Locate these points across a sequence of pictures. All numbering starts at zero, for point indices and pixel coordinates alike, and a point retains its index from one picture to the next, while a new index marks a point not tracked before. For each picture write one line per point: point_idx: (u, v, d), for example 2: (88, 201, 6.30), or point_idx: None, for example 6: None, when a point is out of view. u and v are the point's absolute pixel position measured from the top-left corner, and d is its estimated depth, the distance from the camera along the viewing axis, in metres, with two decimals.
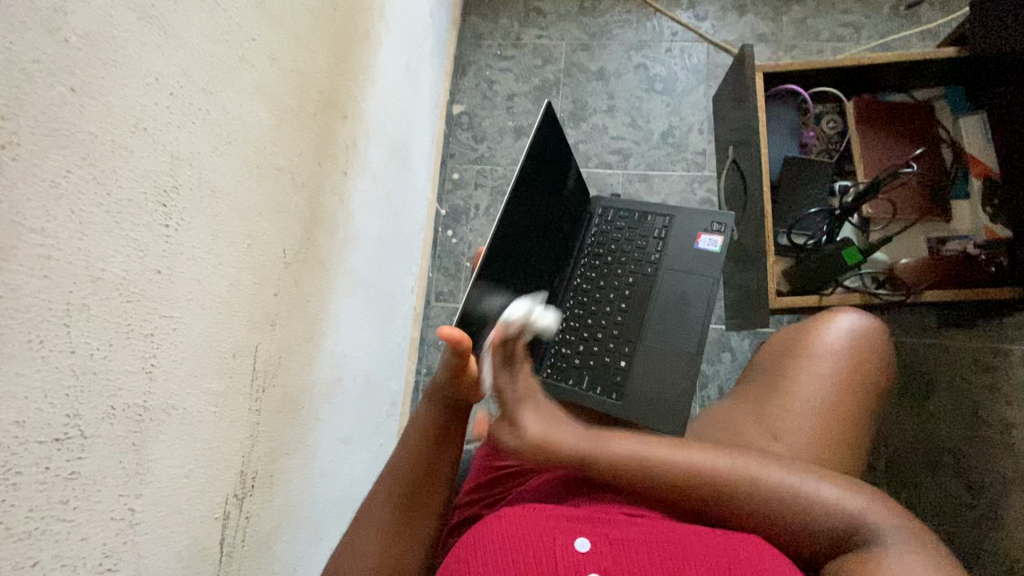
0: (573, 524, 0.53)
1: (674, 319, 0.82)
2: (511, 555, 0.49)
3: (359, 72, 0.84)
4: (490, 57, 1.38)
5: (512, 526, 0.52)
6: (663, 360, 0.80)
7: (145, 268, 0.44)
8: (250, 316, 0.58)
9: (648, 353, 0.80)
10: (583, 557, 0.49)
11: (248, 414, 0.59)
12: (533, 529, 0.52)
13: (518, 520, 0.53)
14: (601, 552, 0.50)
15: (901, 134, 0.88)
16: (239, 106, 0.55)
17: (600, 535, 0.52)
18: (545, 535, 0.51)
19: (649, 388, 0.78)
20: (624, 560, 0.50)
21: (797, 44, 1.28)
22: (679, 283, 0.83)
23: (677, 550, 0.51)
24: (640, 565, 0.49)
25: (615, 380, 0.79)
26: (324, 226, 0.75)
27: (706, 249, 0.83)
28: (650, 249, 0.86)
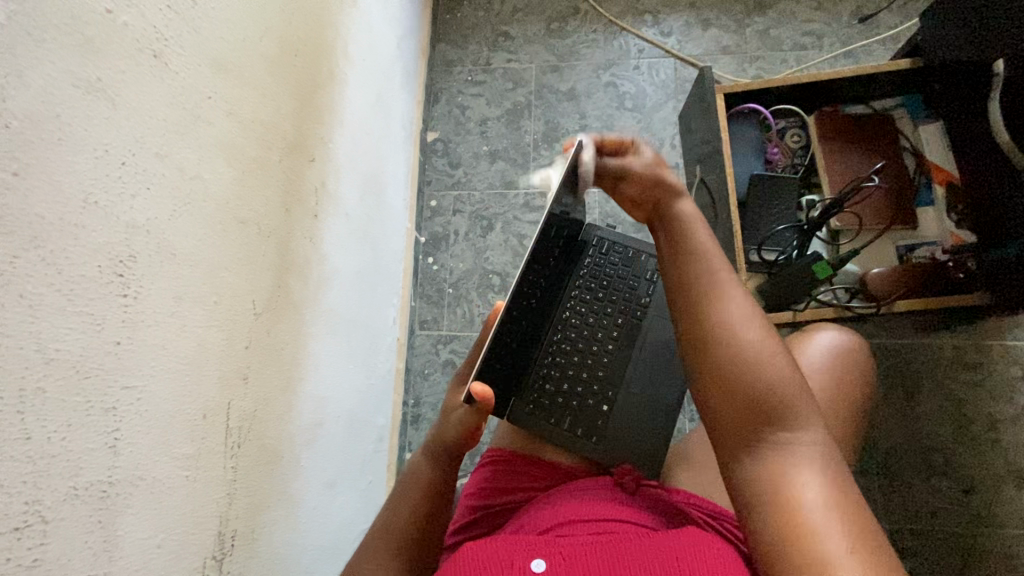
0: (532, 546, 0.53)
1: (659, 366, 0.80)
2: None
3: (326, 113, 0.84)
4: (461, 83, 1.39)
5: (473, 551, 0.53)
6: (644, 406, 0.78)
7: (103, 341, 0.44)
8: (220, 372, 0.58)
9: (631, 399, 0.79)
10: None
11: (224, 472, 0.58)
12: (494, 552, 0.52)
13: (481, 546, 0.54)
14: (557, 573, 0.50)
15: (866, 147, 0.90)
16: (197, 165, 0.55)
17: (557, 555, 0.52)
18: (503, 560, 0.51)
19: (627, 434, 0.76)
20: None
21: (761, 55, 1.30)
22: (664, 327, 0.82)
23: (633, 563, 0.51)
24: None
25: (597, 423, 0.76)
26: (295, 270, 0.74)
27: None
28: (641, 291, 0.84)
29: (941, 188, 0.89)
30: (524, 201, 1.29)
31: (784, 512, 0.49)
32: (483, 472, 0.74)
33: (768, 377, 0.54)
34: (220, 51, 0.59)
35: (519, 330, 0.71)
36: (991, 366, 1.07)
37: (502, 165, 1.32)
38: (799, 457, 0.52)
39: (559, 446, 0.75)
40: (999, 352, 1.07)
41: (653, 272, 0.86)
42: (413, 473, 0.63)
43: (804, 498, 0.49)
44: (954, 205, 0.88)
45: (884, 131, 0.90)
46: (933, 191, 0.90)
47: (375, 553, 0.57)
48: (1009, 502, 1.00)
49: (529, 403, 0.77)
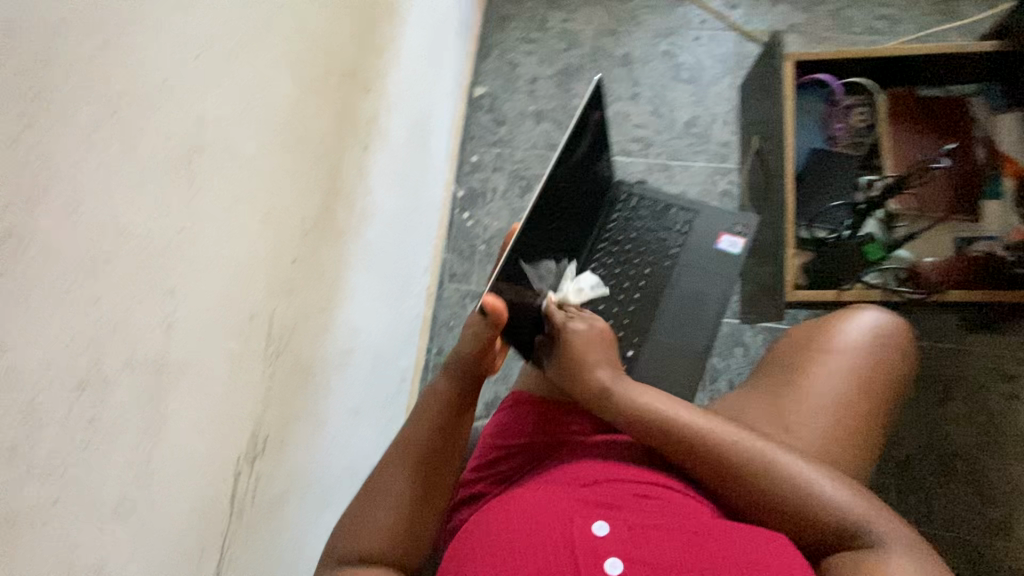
0: (589, 509, 0.53)
1: (687, 313, 0.78)
2: (528, 538, 0.49)
3: (384, 47, 0.84)
4: (515, 39, 1.36)
5: (526, 512, 0.52)
6: (673, 354, 0.76)
7: (168, 224, 0.45)
8: (267, 281, 0.59)
9: (658, 347, 0.77)
10: (602, 542, 0.49)
11: (262, 378, 0.60)
12: (549, 513, 0.52)
13: (532, 505, 0.53)
14: (621, 539, 0.50)
15: (933, 130, 0.86)
16: (263, 71, 0.55)
17: (618, 521, 0.52)
18: (563, 519, 0.51)
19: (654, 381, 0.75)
20: (646, 545, 0.49)
21: (830, 36, 1.25)
22: (694, 279, 0.80)
23: (696, 536, 0.51)
24: (658, 550, 0.49)
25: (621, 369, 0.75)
26: (342, 197, 0.75)
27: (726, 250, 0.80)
28: (670, 243, 0.82)
29: (1013, 179, 0.84)
30: None
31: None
32: (506, 413, 0.74)
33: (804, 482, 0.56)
34: None
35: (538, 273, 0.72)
36: None
37: (548, 126, 1.30)
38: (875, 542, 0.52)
39: None
40: None
41: (683, 225, 0.83)
42: (429, 391, 0.63)
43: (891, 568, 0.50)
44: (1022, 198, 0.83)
45: (955, 116, 0.86)
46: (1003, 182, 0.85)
47: (397, 470, 0.58)
48: None
49: None
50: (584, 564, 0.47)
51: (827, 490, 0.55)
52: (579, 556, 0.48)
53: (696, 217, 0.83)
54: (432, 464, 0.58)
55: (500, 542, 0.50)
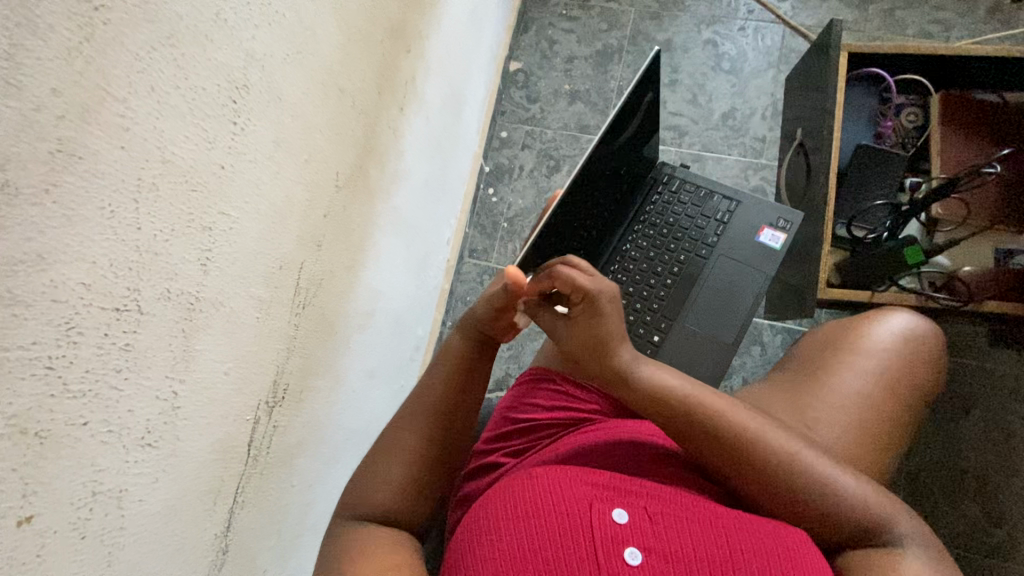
0: (608, 495, 0.52)
1: (718, 306, 0.77)
2: (546, 518, 0.49)
3: (428, 8, 0.82)
4: (555, 16, 1.34)
5: (543, 492, 0.51)
6: (698, 344, 0.76)
7: (211, 160, 0.45)
8: (299, 231, 0.59)
9: (685, 336, 0.77)
10: (622, 530, 0.48)
11: (287, 327, 0.60)
12: (568, 495, 0.51)
13: (550, 485, 0.52)
14: (640, 527, 0.49)
15: (990, 136, 0.82)
16: (312, 16, 0.54)
17: (638, 508, 0.51)
18: (581, 503, 0.50)
19: (675, 368, 0.75)
20: (665, 536, 0.49)
21: (881, 36, 1.21)
22: (729, 270, 0.79)
23: (717, 530, 0.50)
24: (678, 542, 0.48)
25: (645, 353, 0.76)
26: (376, 156, 0.75)
27: (766, 246, 0.78)
28: (708, 231, 0.81)
29: None
30: None
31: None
32: (525, 387, 0.73)
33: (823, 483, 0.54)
34: None
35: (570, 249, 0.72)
36: None
37: (581, 107, 1.28)
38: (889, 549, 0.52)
39: None
40: None
41: (724, 215, 0.81)
42: (445, 349, 0.63)
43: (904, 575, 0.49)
44: None
45: (1013, 122, 0.83)
46: None
47: (409, 427, 0.57)
48: None
49: None
50: (602, 551, 0.47)
51: (848, 493, 0.54)
52: (598, 542, 0.47)
53: (738, 208, 0.81)
54: (445, 427, 0.58)
55: (516, 521, 0.49)
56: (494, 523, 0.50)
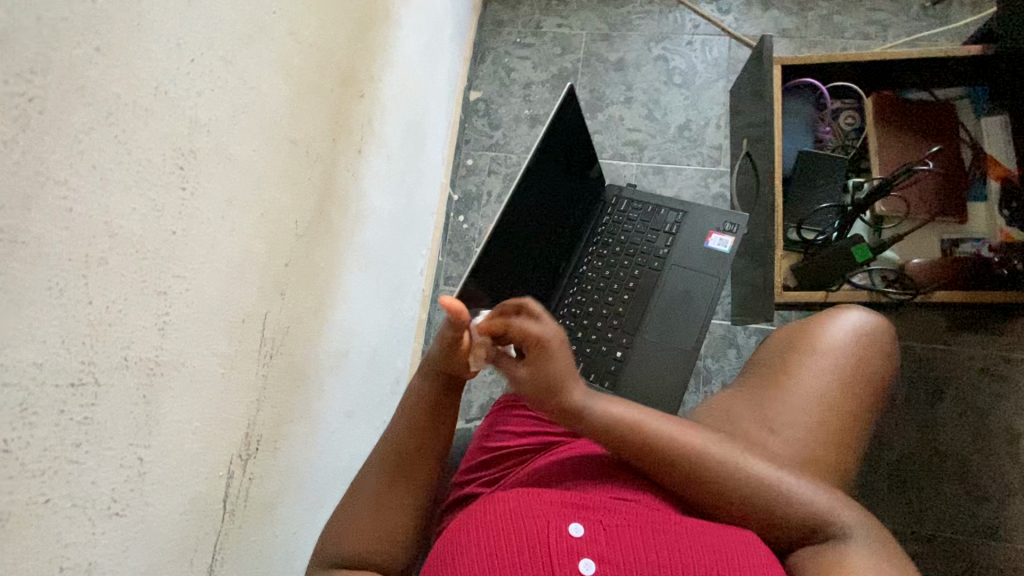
0: (567, 510, 0.53)
1: (675, 314, 0.79)
2: (503, 537, 0.50)
3: (378, 52, 0.85)
4: (509, 44, 1.37)
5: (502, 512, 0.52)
6: (660, 356, 0.77)
7: (161, 227, 0.46)
8: (260, 283, 0.60)
9: (648, 348, 0.78)
10: (577, 542, 0.49)
11: (255, 378, 0.61)
12: (525, 512, 0.52)
13: (510, 506, 0.53)
14: (595, 538, 0.50)
15: (923, 133, 0.86)
16: (257, 76, 0.56)
17: (595, 521, 0.52)
18: (539, 519, 0.51)
19: (641, 381, 0.76)
20: (620, 546, 0.49)
21: (821, 40, 1.26)
22: (684, 279, 0.81)
23: (673, 540, 0.51)
24: (633, 551, 0.49)
25: (610, 369, 0.77)
26: (336, 200, 0.76)
27: (715, 249, 0.81)
28: (659, 244, 0.83)
29: (997, 182, 0.84)
30: None
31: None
32: (495, 416, 0.75)
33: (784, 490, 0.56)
34: None
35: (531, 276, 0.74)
36: (1020, 380, 1.04)
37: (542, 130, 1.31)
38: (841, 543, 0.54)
39: None
40: None
41: (672, 226, 0.84)
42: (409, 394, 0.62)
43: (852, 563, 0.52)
44: (1006, 200, 0.83)
45: (943, 118, 0.87)
46: (987, 185, 0.85)
47: (381, 473, 0.58)
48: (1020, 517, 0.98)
49: None
50: (556, 563, 0.47)
51: (800, 496, 0.56)
52: (553, 555, 0.48)
53: (685, 217, 0.84)
54: (415, 466, 0.58)
55: (474, 541, 0.50)
56: (454, 546, 0.51)
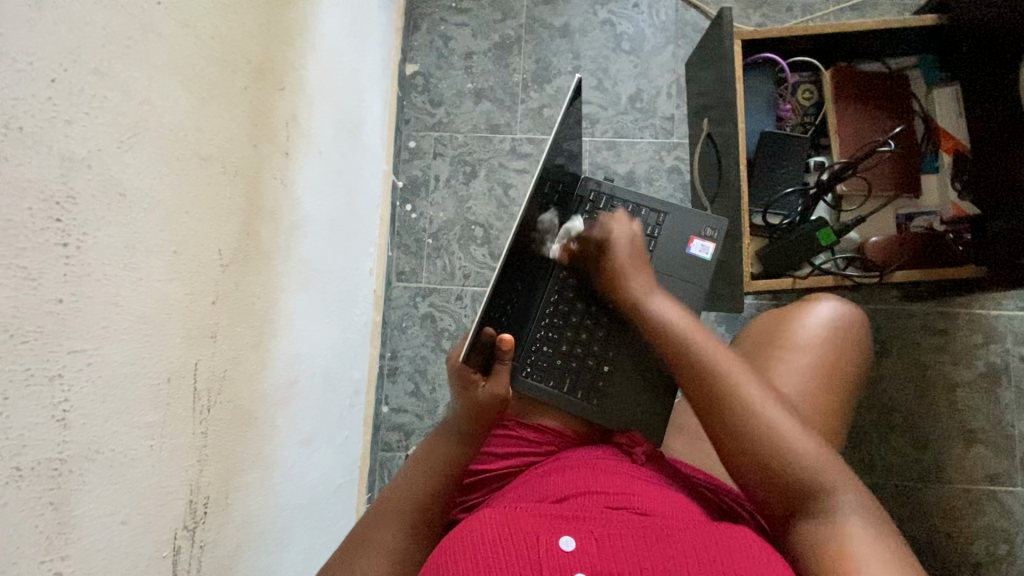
0: (557, 526, 0.51)
1: None
2: (493, 552, 0.47)
3: (296, 34, 0.73)
4: (445, 10, 1.25)
5: (491, 533, 0.49)
6: (646, 368, 0.76)
7: (41, 300, 0.37)
8: (185, 331, 0.51)
9: (630, 363, 0.77)
10: (569, 557, 0.47)
11: (194, 439, 0.53)
12: (515, 531, 0.49)
13: (498, 525, 0.50)
14: (588, 552, 0.47)
15: (881, 108, 0.86)
16: (146, 87, 0.45)
17: (586, 533, 0.50)
18: (529, 536, 0.49)
19: (629, 394, 0.76)
20: (613, 556, 0.47)
21: (767, 0, 1.22)
22: (666, 287, 0.78)
23: (670, 547, 0.49)
24: (629, 562, 0.47)
25: (597, 385, 0.76)
26: (264, 216, 0.66)
27: (697, 257, 0.78)
28: None
29: (950, 156, 0.85)
30: (510, 146, 1.21)
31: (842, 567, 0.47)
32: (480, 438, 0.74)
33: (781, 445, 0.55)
34: None
35: (515, 298, 0.70)
36: (956, 333, 1.11)
37: (488, 106, 1.22)
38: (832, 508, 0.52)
39: (558, 407, 0.76)
40: (964, 320, 1.12)
41: (653, 228, 0.80)
42: (424, 452, 0.64)
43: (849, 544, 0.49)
44: (958, 173, 0.85)
45: (900, 93, 0.87)
46: (939, 158, 0.86)
47: (383, 527, 0.57)
48: (956, 459, 1.08)
49: (525, 364, 0.77)
50: None
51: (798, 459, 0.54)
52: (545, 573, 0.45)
53: (666, 220, 0.80)
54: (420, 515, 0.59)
55: (462, 566, 0.47)
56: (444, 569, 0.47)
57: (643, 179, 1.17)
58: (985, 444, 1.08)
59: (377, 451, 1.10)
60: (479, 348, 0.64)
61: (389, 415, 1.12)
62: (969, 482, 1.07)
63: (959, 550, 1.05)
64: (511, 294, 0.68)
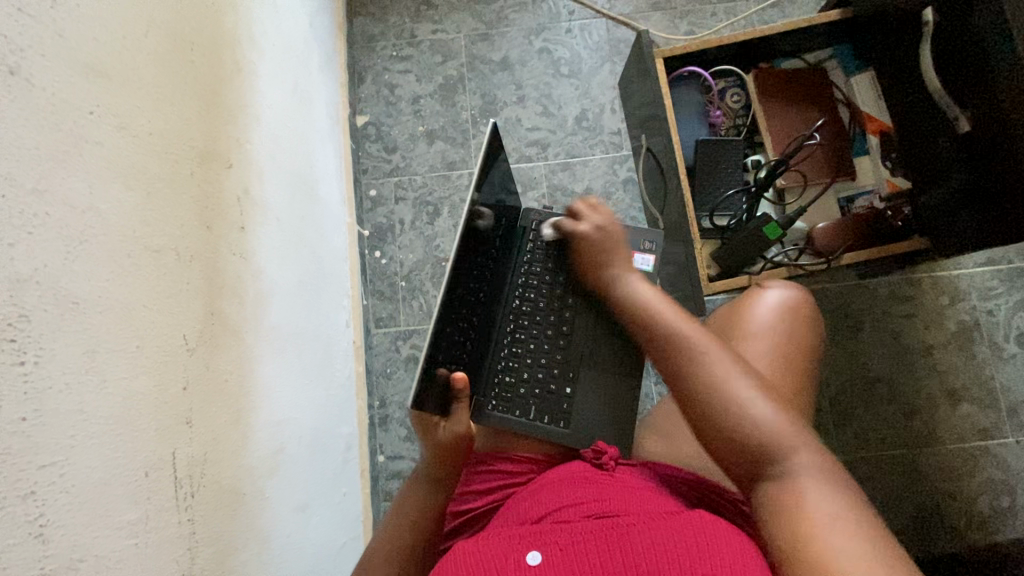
0: (527, 541, 0.54)
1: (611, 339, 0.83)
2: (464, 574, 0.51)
3: (237, 112, 0.75)
4: (386, 59, 1.29)
5: (463, 558, 0.53)
6: (605, 385, 0.82)
7: (6, 422, 0.38)
8: (158, 424, 0.52)
9: (590, 380, 0.82)
10: (535, 570, 0.50)
11: (181, 527, 0.53)
12: (485, 553, 0.53)
13: (470, 551, 0.54)
14: (552, 563, 0.51)
15: (802, 99, 0.94)
16: (87, 195, 0.47)
17: (553, 545, 0.53)
18: (499, 556, 0.53)
19: (593, 412, 0.80)
20: (576, 563, 0.51)
21: (691, 9, 1.27)
22: None
23: (629, 544, 0.52)
24: (592, 568, 0.50)
25: (562, 407, 0.80)
26: (226, 292, 0.67)
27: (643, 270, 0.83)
28: None
29: (876, 137, 0.94)
30: (468, 181, 1.24)
31: (803, 533, 0.47)
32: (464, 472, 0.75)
33: (744, 410, 0.57)
34: (92, 54, 0.49)
35: (472, 331, 0.75)
36: (923, 297, 1.14)
37: (442, 146, 1.25)
38: (802, 481, 0.51)
39: (527, 436, 0.78)
40: (929, 284, 1.15)
41: None
42: (407, 500, 0.68)
43: (813, 512, 0.48)
44: (887, 152, 0.92)
45: (820, 86, 0.94)
46: (868, 140, 0.95)
47: None
48: (946, 419, 1.10)
49: (491, 397, 0.80)
50: None
51: (763, 423, 0.56)
52: None
53: None
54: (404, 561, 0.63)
55: None
56: None
57: (600, 194, 1.21)
58: (969, 401, 1.11)
59: (379, 502, 1.09)
60: (435, 397, 0.66)
61: (386, 463, 1.12)
62: (961, 441, 1.09)
63: (965, 510, 1.07)
64: (468, 328, 0.73)
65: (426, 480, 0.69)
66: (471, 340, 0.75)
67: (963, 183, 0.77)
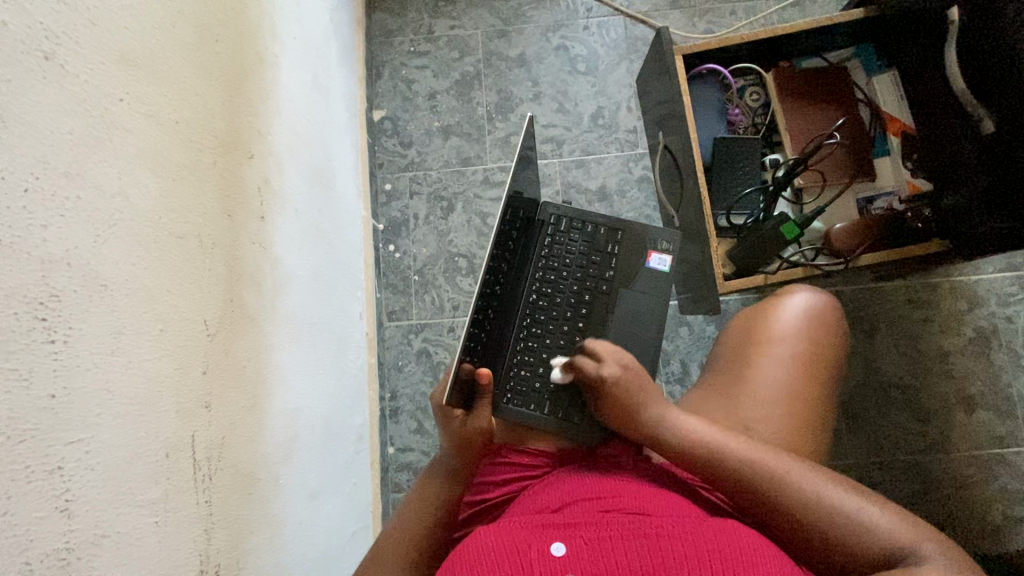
0: (550, 534, 0.54)
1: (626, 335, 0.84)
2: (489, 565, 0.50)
3: (258, 102, 0.76)
4: (404, 54, 1.30)
5: (487, 547, 0.53)
6: None
7: (36, 398, 0.39)
8: (178, 406, 0.53)
9: None
10: (561, 562, 0.50)
11: (198, 508, 0.54)
12: (509, 543, 0.53)
13: (493, 539, 0.54)
14: (578, 556, 0.51)
15: (822, 97, 0.93)
16: (116, 179, 0.48)
17: (578, 539, 0.53)
18: (522, 547, 0.52)
19: None
20: (602, 557, 0.50)
21: (711, 8, 1.27)
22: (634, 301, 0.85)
23: (656, 543, 0.52)
24: (619, 564, 0.50)
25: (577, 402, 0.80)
26: (244, 280, 0.68)
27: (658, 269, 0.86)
28: (605, 266, 0.86)
29: (897, 137, 0.93)
30: (483, 176, 1.24)
31: None
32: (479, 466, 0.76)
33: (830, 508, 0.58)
34: (123, 43, 0.50)
35: (491, 324, 0.76)
36: (941, 302, 1.13)
37: (457, 141, 1.26)
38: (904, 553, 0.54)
39: (542, 429, 0.79)
40: (947, 289, 1.13)
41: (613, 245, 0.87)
42: (421, 492, 0.68)
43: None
44: (908, 153, 0.92)
45: (841, 85, 0.94)
46: (888, 141, 0.94)
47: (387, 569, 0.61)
48: (962, 426, 1.09)
49: (506, 390, 0.81)
50: None
51: (847, 507, 0.58)
52: None
53: (623, 237, 0.88)
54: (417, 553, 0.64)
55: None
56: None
57: (615, 193, 1.20)
58: (985, 408, 1.09)
59: (389, 493, 1.10)
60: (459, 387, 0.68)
61: (396, 455, 1.13)
62: (976, 448, 1.08)
63: (979, 519, 1.05)
64: (486, 321, 0.73)
65: (441, 472, 0.70)
66: (489, 332, 0.76)
67: (986, 185, 0.75)
